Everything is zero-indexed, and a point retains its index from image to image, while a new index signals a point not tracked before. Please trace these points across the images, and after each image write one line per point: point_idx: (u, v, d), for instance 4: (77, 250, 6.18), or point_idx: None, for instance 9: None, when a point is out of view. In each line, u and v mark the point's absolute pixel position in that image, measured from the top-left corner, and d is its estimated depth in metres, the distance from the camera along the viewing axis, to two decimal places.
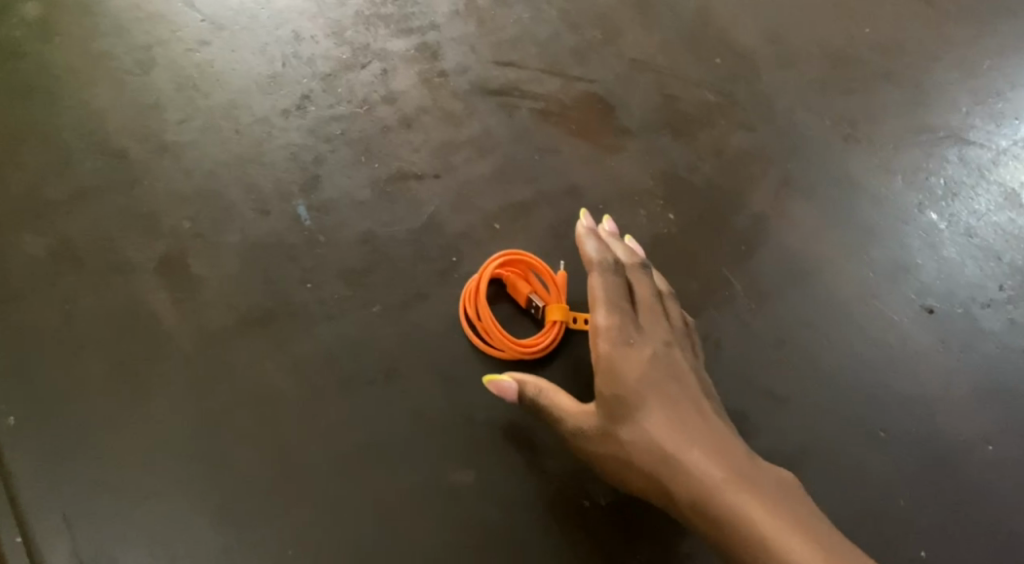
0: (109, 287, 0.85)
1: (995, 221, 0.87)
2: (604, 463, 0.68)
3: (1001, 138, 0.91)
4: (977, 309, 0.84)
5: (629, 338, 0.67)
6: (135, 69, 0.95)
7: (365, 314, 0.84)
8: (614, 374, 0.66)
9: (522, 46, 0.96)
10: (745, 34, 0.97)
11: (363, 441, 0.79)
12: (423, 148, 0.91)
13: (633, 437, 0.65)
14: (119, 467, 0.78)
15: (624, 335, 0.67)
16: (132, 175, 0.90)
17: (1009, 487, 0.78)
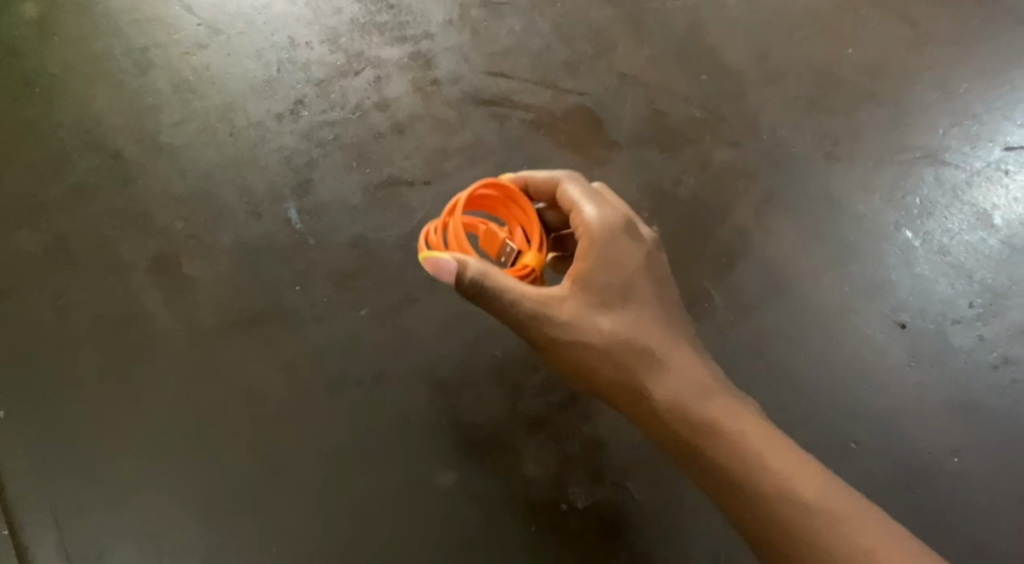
0: (102, 286, 0.86)
1: (967, 240, 0.90)
2: (571, 354, 0.68)
3: (975, 160, 0.93)
4: (948, 325, 0.86)
5: (631, 234, 0.68)
6: (132, 70, 0.96)
7: (353, 316, 0.85)
8: (607, 269, 0.67)
9: (515, 57, 0.98)
10: (733, 53, 1.00)
11: (348, 441, 0.81)
12: (415, 155, 0.93)
13: (617, 332, 0.67)
14: (106, 463, 0.80)
15: (627, 230, 0.68)
16: (128, 175, 0.91)
17: (971, 497, 0.81)
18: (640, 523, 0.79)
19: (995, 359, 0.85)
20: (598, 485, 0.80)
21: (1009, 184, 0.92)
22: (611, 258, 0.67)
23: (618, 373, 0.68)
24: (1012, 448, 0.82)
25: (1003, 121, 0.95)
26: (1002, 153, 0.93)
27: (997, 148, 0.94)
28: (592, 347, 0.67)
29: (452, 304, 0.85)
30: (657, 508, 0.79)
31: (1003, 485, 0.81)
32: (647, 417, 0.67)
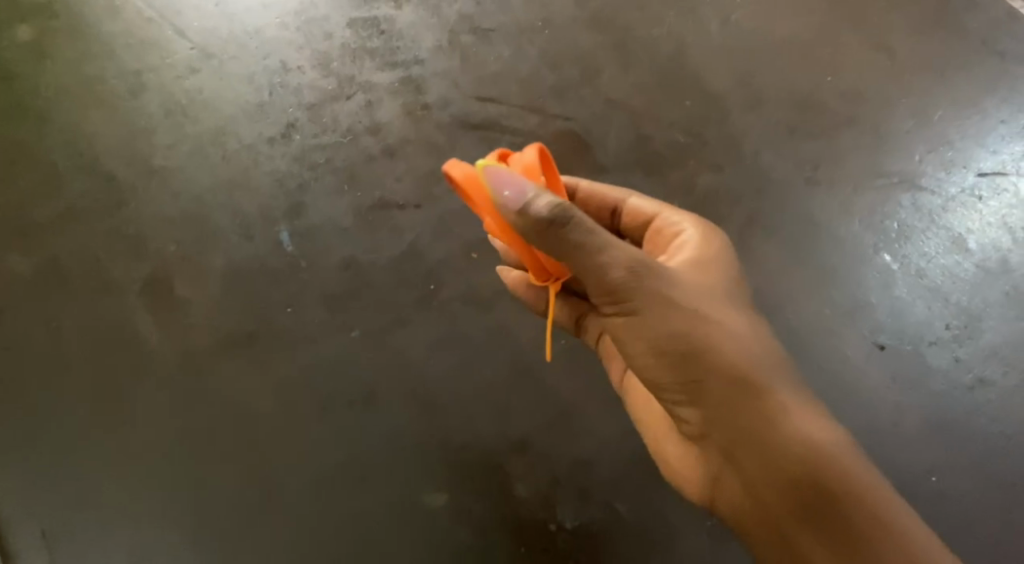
0: (95, 307, 0.87)
1: (943, 263, 0.92)
2: (686, 320, 0.61)
3: (950, 185, 0.96)
4: (925, 346, 0.88)
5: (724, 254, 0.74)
6: (125, 94, 0.98)
7: (344, 338, 0.86)
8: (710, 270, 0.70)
9: (504, 83, 1.01)
10: (716, 80, 1.02)
11: (338, 462, 0.81)
12: (405, 178, 0.95)
13: (729, 314, 0.65)
14: (96, 484, 0.80)
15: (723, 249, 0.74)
16: (120, 198, 0.93)
17: (951, 515, 0.82)
18: (627, 543, 0.79)
19: (970, 380, 0.87)
20: (585, 505, 0.80)
21: (982, 210, 0.95)
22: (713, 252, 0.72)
23: (738, 350, 0.62)
24: (986, 466, 0.84)
25: (976, 148, 0.98)
26: (976, 179, 0.96)
27: (971, 174, 0.97)
28: (710, 315, 0.62)
29: (442, 325, 0.87)
30: (643, 530, 0.79)
31: (982, 503, 0.82)
32: (754, 411, 0.61)
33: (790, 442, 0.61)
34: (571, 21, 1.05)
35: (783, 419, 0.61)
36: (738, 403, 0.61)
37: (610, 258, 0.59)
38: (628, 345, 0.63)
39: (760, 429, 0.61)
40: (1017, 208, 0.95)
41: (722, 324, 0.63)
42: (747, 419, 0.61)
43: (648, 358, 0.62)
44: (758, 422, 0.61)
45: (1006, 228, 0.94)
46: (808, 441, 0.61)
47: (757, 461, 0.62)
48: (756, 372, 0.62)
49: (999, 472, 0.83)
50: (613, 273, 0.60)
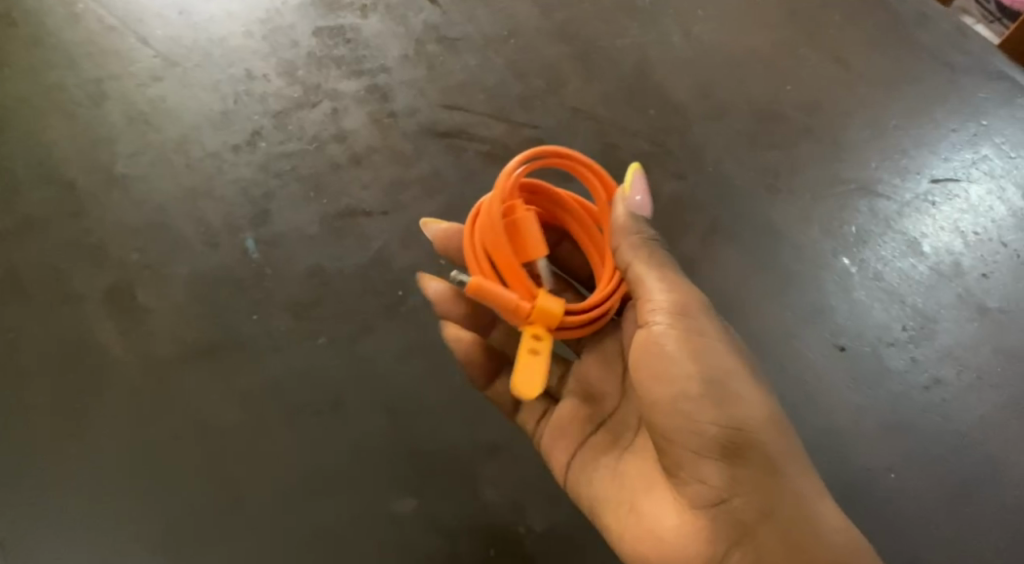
0: (55, 316, 0.86)
1: (899, 267, 0.95)
2: (741, 371, 0.68)
3: (905, 191, 0.99)
4: (883, 347, 0.90)
5: None
6: (86, 102, 0.97)
7: (311, 345, 0.86)
8: None
9: (470, 92, 1.01)
10: (678, 90, 1.04)
11: (304, 470, 0.80)
12: (372, 186, 0.95)
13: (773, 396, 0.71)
14: (52, 495, 0.79)
15: None
16: (81, 207, 0.91)
17: (910, 511, 0.83)
18: (596, 546, 0.79)
19: (926, 380, 0.89)
20: (555, 508, 0.80)
21: (936, 215, 0.98)
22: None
23: (786, 427, 0.68)
24: (943, 464, 0.86)
25: (929, 156, 1.01)
26: (930, 185, 0.99)
27: (925, 180, 1.00)
28: (759, 379, 0.69)
29: (410, 333, 0.87)
30: None
31: (939, 499, 0.84)
32: (786, 478, 0.65)
33: (817, 522, 0.64)
34: (537, 31, 1.07)
35: (810, 499, 0.65)
36: (773, 462, 0.66)
37: (666, 286, 0.69)
38: (679, 373, 0.67)
39: (791, 497, 0.65)
40: (969, 214, 0.98)
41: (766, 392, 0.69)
42: (777, 482, 0.65)
43: (690, 384, 0.66)
44: (786, 490, 0.65)
45: (958, 233, 0.97)
46: (835, 530, 0.64)
47: (780, 536, 0.64)
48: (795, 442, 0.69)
49: (954, 468, 0.85)
50: (679, 292, 0.69)
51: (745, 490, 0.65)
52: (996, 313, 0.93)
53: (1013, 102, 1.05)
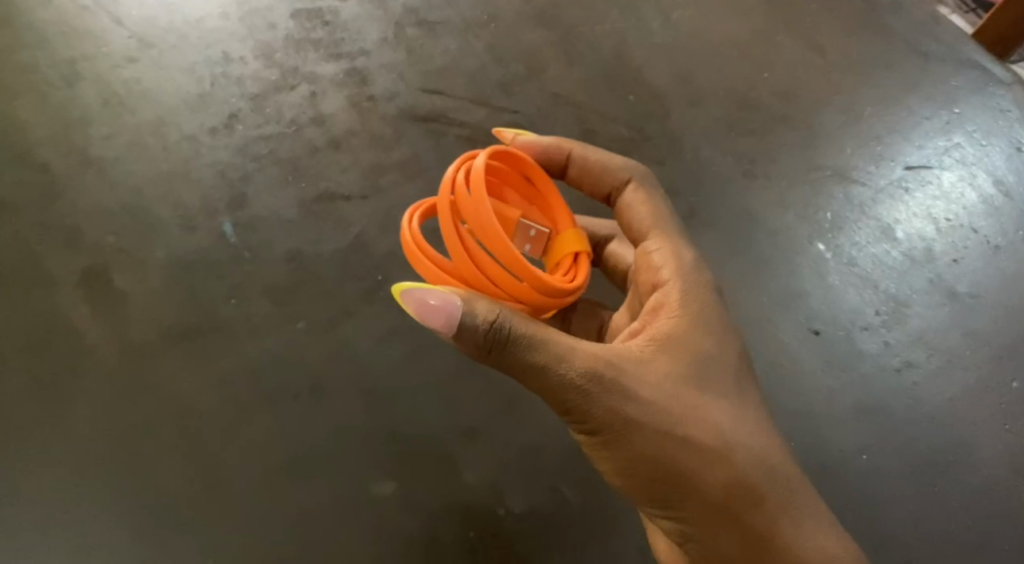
0: (29, 300, 0.85)
1: (873, 252, 0.96)
2: (652, 449, 0.61)
3: (879, 177, 1.01)
4: (856, 331, 0.92)
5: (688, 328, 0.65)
6: (59, 83, 0.96)
7: (291, 329, 0.85)
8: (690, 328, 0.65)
9: (450, 76, 1.01)
10: (656, 76, 1.05)
11: (284, 453, 0.80)
12: (351, 170, 0.94)
13: (703, 416, 0.62)
14: (28, 479, 0.78)
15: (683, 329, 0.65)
16: (55, 190, 0.90)
17: (880, 491, 0.85)
18: (574, 528, 0.80)
19: (897, 363, 0.91)
20: (533, 490, 0.81)
21: (909, 201, 0.99)
22: (689, 317, 0.66)
23: (717, 480, 0.61)
24: (912, 444, 0.87)
25: (903, 144, 1.03)
26: (903, 172, 1.01)
27: (898, 167, 1.01)
28: (676, 437, 0.61)
29: (390, 317, 0.87)
30: (587, 513, 0.80)
31: (908, 478, 0.86)
32: (726, 538, 0.62)
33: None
34: (517, 16, 1.07)
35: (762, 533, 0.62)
36: (705, 531, 0.62)
37: (542, 392, 0.61)
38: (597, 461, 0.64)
39: (731, 556, 0.62)
40: (941, 200, 0.99)
41: (687, 448, 0.61)
42: (718, 535, 0.62)
43: (609, 470, 0.64)
44: (725, 535, 0.62)
45: (931, 219, 0.98)
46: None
47: None
48: (733, 475, 0.62)
49: (924, 449, 0.87)
50: (554, 397, 0.60)
51: (694, 543, 0.64)
52: (965, 297, 0.95)
53: (984, 90, 1.07)
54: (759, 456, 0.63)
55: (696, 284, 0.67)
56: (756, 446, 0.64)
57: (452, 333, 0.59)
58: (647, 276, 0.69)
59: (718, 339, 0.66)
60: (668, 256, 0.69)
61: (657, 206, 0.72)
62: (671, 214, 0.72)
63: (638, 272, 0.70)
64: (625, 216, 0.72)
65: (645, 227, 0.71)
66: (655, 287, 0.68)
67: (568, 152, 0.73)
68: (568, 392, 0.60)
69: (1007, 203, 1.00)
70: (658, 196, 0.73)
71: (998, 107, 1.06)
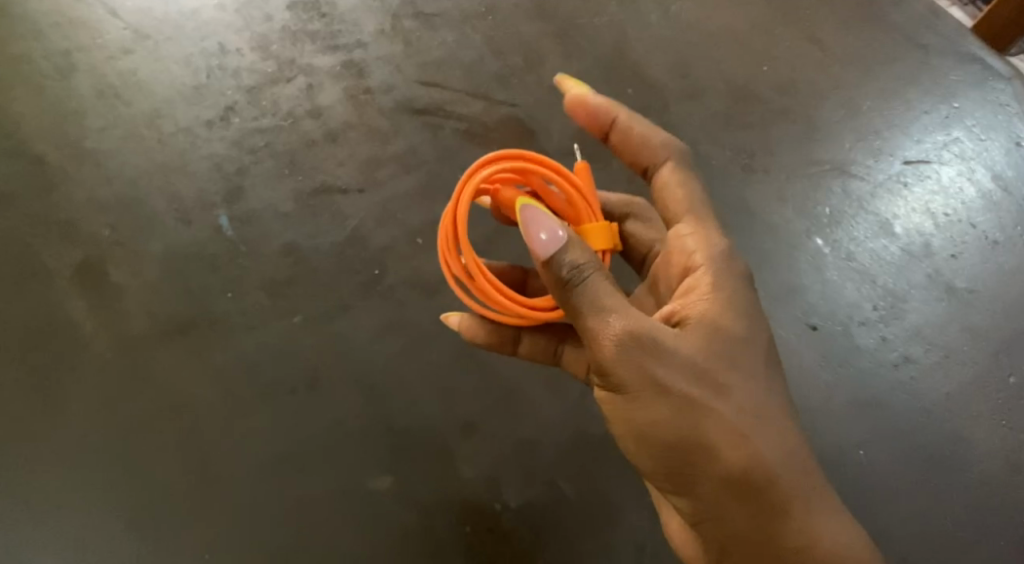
0: (25, 293, 0.85)
1: (871, 247, 0.96)
2: (685, 417, 0.58)
3: (878, 172, 1.00)
4: (854, 326, 0.92)
5: (724, 313, 0.62)
6: (54, 75, 0.95)
7: (288, 324, 0.85)
8: (726, 312, 0.62)
9: (448, 69, 1.01)
10: (655, 69, 1.04)
11: (281, 448, 0.80)
12: (348, 163, 0.94)
13: (734, 392, 0.60)
14: (24, 473, 0.78)
15: (718, 313, 0.62)
16: (50, 182, 0.90)
17: (877, 486, 0.85)
18: (571, 523, 0.80)
19: (895, 358, 0.91)
20: (530, 485, 0.81)
21: (908, 196, 0.99)
22: (723, 298, 0.63)
23: (742, 455, 0.59)
24: (910, 440, 0.87)
25: (902, 138, 1.03)
26: (902, 166, 1.01)
27: (897, 162, 1.01)
28: (705, 409, 0.58)
29: (386, 311, 0.87)
30: (584, 507, 0.80)
31: (904, 473, 0.86)
32: (738, 515, 0.60)
33: (780, 549, 0.60)
34: (515, 8, 1.06)
35: (774, 515, 0.60)
36: (724, 505, 0.60)
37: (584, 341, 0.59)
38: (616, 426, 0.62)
39: (746, 532, 0.60)
40: (939, 195, 0.99)
41: (720, 420, 0.59)
42: (732, 511, 0.60)
43: (626, 437, 0.62)
44: (740, 512, 0.60)
45: (929, 214, 0.98)
46: (802, 548, 0.60)
47: (738, 550, 0.61)
48: (761, 453, 0.60)
49: (920, 444, 0.87)
50: (596, 346, 0.58)
51: (705, 520, 0.61)
52: (963, 293, 0.95)
53: (984, 85, 1.06)
54: (786, 439, 0.61)
55: (729, 270, 0.65)
56: (781, 429, 0.61)
57: (541, 257, 0.57)
58: (679, 259, 0.67)
59: (754, 321, 0.63)
60: (701, 240, 0.66)
61: (696, 188, 0.69)
62: (709, 199, 0.69)
63: (670, 257, 0.68)
64: (660, 197, 0.69)
65: (682, 208, 0.68)
66: (688, 270, 0.66)
67: (613, 118, 0.70)
68: (605, 344, 0.58)
69: (1006, 198, 0.99)
70: (699, 178, 0.69)
71: (998, 101, 1.05)
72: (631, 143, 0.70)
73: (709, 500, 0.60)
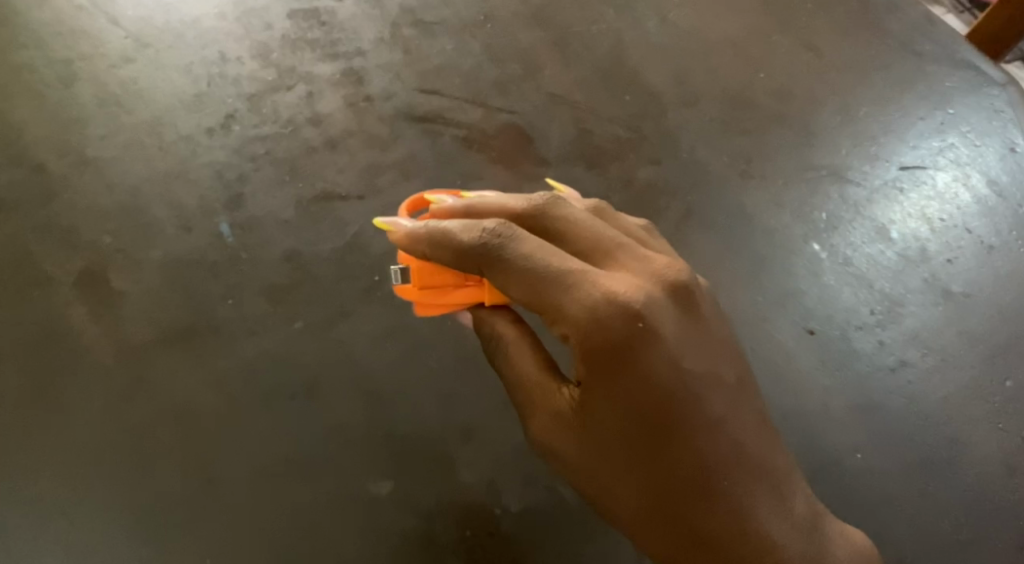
0: (26, 300, 0.85)
1: (868, 251, 0.97)
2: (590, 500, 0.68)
3: (874, 177, 1.01)
4: (851, 331, 0.92)
5: (599, 410, 0.63)
6: (56, 83, 0.96)
7: (288, 329, 0.86)
8: (602, 406, 0.63)
9: (447, 76, 1.01)
10: (652, 76, 1.05)
11: (282, 454, 0.80)
12: (347, 170, 0.94)
13: (623, 487, 0.65)
14: (25, 480, 0.78)
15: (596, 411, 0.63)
16: (51, 190, 0.90)
17: (876, 489, 0.85)
18: (571, 529, 0.80)
19: (892, 362, 0.91)
20: (530, 489, 0.81)
21: (904, 201, 1.00)
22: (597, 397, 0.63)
23: (642, 534, 0.66)
24: (908, 442, 0.88)
25: (898, 143, 1.03)
26: (897, 172, 1.02)
27: (893, 167, 1.02)
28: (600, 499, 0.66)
29: (386, 317, 0.87)
30: (584, 511, 0.81)
31: (902, 475, 0.86)
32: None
33: None
34: (513, 16, 1.07)
35: None
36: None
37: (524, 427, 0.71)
38: None
39: None
40: (935, 200, 1.00)
41: (623, 513, 0.66)
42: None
43: None
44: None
45: (925, 219, 0.99)
46: None
47: None
48: (672, 537, 0.65)
49: (918, 447, 0.88)
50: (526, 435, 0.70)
51: None
52: (959, 297, 0.95)
53: (979, 91, 1.07)
54: (699, 523, 0.64)
55: (593, 353, 0.61)
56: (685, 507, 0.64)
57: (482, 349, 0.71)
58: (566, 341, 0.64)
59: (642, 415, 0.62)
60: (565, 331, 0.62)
61: (524, 268, 0.62)
62: (547, 272, 0.61)
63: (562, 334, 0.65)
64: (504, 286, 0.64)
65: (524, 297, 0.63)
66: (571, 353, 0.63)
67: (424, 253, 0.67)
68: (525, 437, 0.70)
69: (1001, 203, 1.00)
70: (526, 253, 0.62)
71: (993, 107, 1.06)
72: (443, 257, 0.66)
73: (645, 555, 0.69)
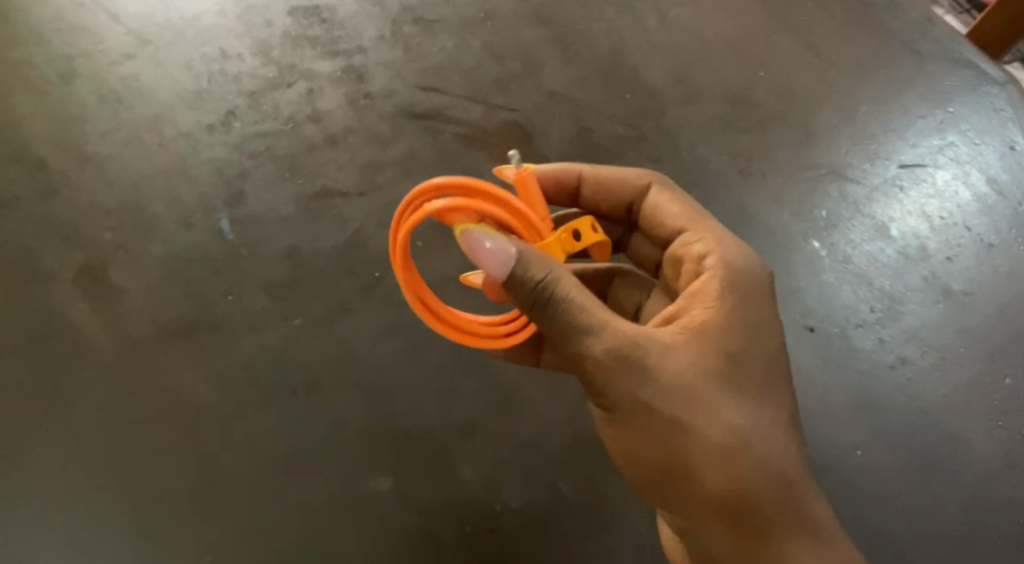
0: (25, 296, 0.85)
1: (867, 250, 0.97)
2: (664, 436, 0.58)
3: (874, 176, 1.01)
4: (851, 328, 0.92)
5: (715, 322, 0.61)
6: (56, 80, 0.96)
7: (289, 326, 0.86)
8: (722, 318, 0.61)
9: (447, 74, 1.01)
10: (653, 74, 1.05)
11: (281, 450, 0.80)
12: (348, 167, 0.94)
13: (719, 413, 0.58)
14: (26, 475, 0.78)
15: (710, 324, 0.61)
16: (52, 187, 0.90)
17: (876, 486, 0.86)
18: (571, 524, 0.80)
19: (892, 360, 0.91)
20: (531, 486, 0.81)
21: (904, 199, 1.00)
22: (730, 303, 0.62)
23: (722, 472, 0.58)
24: (907, 440, 0.88)
25: (897, 142, 1.03)
26: (898, 170, 1.02)
27: (893, 165, 1.02)
28: (683, 429, 0.58)
29: (387, 313, 0.87)
30: (584, 508, 0.81)
31: (901, 473, 0.87)
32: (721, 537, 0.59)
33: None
34: (513, 15, 1.07)
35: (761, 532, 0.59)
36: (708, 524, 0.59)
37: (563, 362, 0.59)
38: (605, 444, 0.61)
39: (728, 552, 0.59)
40: (935, 198, 1.00)
41: (710, 442, 0.58)
42: (716, 529, 0.59)
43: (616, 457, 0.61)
44: (726, 529, 0.59)
45: (925, 217, 0.99)
46: None
47: None
48: (755, 476, 0.59)
49: (918, 444, 0.88)
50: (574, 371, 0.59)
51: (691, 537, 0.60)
52: (960, 295, 0.95)
53: (979, 90, 1.07)
54: (782, 462, 0.60)
55: (739, 265, 0.64)
56: (769, 445, 0.60)
57: (503, 278, 0.56)
58: (689, 267, 0.66)
59: (756, 338, 0.62)
60: (710, 243, 0.66)
61: (682, 201, 0.70)
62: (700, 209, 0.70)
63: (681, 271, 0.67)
64: (654, 217, 0.70)
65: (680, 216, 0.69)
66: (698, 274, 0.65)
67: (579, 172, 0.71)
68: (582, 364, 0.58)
69: (1000, 201, 1.00)
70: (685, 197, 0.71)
71: (993, 106, 1.06)
72: (606, 174, 0.72)
73: (697, 518, 0.59)
